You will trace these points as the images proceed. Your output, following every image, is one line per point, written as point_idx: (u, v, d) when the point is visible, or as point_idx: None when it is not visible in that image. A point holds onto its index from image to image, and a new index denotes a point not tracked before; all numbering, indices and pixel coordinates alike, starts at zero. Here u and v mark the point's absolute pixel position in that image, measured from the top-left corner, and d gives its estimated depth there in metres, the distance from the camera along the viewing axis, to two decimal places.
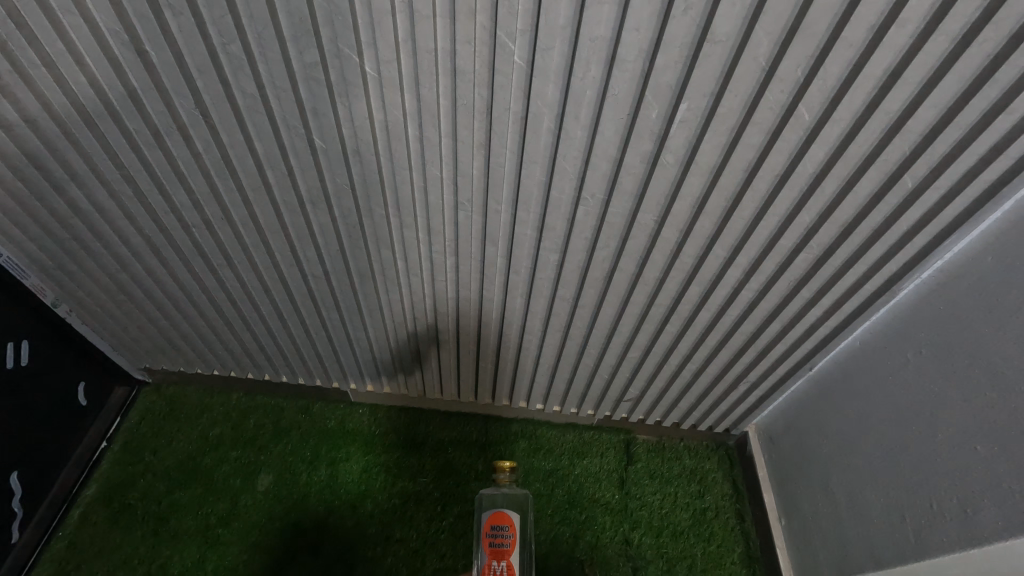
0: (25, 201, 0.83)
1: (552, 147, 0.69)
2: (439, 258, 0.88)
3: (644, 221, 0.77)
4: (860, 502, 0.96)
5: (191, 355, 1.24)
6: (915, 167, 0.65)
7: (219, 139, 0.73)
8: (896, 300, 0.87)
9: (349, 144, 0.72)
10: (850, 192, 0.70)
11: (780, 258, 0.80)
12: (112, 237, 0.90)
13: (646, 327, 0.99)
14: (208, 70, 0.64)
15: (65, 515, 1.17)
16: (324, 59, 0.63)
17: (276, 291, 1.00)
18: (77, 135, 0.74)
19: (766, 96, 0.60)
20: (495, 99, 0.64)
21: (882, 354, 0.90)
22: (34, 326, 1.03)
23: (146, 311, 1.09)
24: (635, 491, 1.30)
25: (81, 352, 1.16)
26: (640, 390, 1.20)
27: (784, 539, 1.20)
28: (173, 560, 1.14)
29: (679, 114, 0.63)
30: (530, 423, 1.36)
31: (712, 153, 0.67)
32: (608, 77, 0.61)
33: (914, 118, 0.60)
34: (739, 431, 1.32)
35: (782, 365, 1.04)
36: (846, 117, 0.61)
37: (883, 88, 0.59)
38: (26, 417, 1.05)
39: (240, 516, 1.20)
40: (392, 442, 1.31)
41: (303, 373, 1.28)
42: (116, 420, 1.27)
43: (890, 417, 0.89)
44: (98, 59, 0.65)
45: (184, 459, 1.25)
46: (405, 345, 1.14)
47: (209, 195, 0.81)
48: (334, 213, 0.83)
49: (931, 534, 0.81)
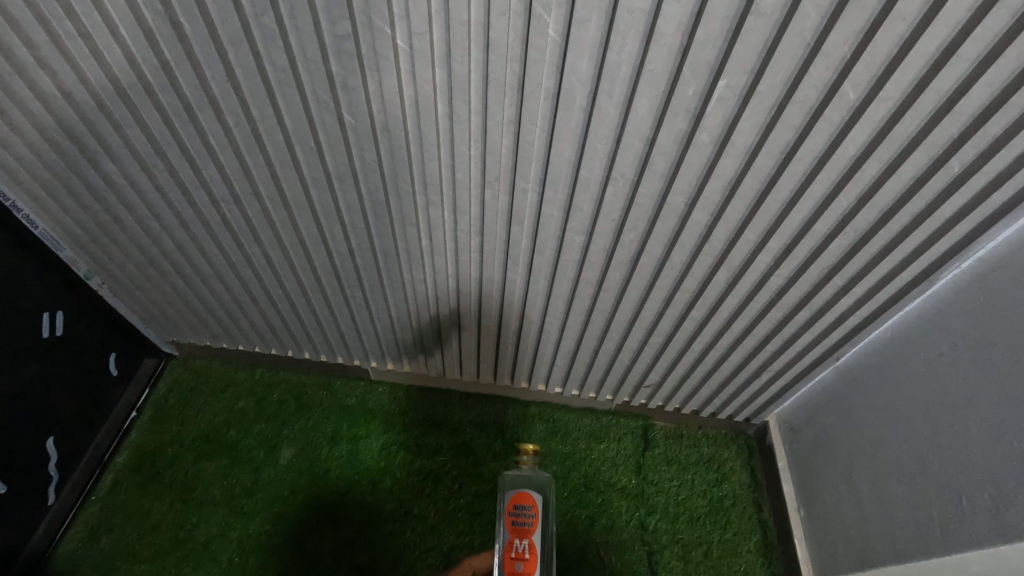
0: (61, 174, 0.85)
1: (583, 126, 0.68)
2: (463, 237, 0.88)
3: (673, 204, 0.76)
4: (885, 493, 0.95)
5: (217, 329, 1.26)
6: (965, 149, 0.63)
7: (249, 113, 0.73)
8: (932, 290, 0.84)
9: (378, 120, 0.71)
10: (892, 175, 0.67)
11: (812, 244, 0.79)
12: (143, 210, 0.92)
13: (671, 312, 0.98)
14: (241, 41, 0.64)
15: (98, 480, 1.21)
16: (356, 31, 0.62)
17: (300, 266, 1.01)
18: (110, 107, 0.74)
19: (809, 74, 0.58)
20: (527, 74, 0.63)
21: (915, 345, 0.88)
22: (67, 297, 1.06)
23: (174, 285, 1.11)
24: (652, 477, 1.30)
25: (111, 324, 1.19)
26: (660, 375, 1.18)
27: (803, 530, 1.19)
28: (200, 527, 1.18)
29: (717, 91, 0.61)
30: (548, 406, 1.36)
31: (749, 132, 0.65)
32: (645, 52, 0.59)
33: (966, 98, 0.58)
34: (760, 420, 1.30)
35: (809, 356, 1.02)
36: (894, 95, 0.59)
37: (935, 66, 0.57)
38: (60, 384, 1.08)
39: (263, 487, 1.23)
40: (412, 421, 1.33)
41: (326, 350, 1.30)
42: (145, 392, 1.31)
43: (921, 410, 0.87)
44: (132, 31, 0.65)
45: (210, 431, 1.28)
46: (426, 325, 1.14)
47: (238, 170, 0.81)
48: (361, 190, 0.83)
49: (960, 528, 0.80)
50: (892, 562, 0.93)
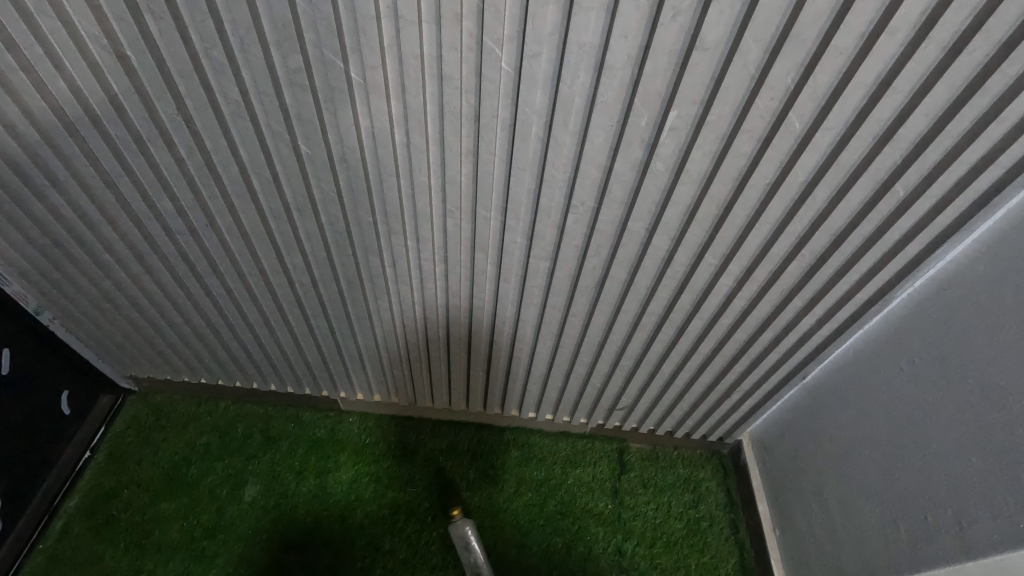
0: (6, 208, 0.82)
1: (541, 155, 0.68)
2: (428, 265, 0.87)
3: (634, 229, 0.76)
4: (855, 511, 0.95)
5: (177, 363, 1.22)
6: (908, 175, 0.65)
7: (202, 145, 0.72)
8: (889, 309, 0.86)
9: (335, 151, 0.71)
10: (842, 200, 0.69)
11: (771, 267, 0.80)
12: (94, 242, 0.89)
13: (639, 335, 0.98)
14: (190, 75, 0.63)
15: (47, 527, 1.15)
16: (309, 64, 0.62)
17: (262, 297, 0.98)
18: (56, 140, 0.72)
19: (756, 105, 0.60)
20: (483, 106, 0.63)
21: (876, 363, 0.90)
22: (15, 334, 1.02)
23: (130, 318, 1.07)
24: (628, 501, 1.29)
25: (64, 360, 1.14)
26: (632, 398, 1.18)
27: (779, 550, 1.19)
28: (157, 573, 1.12)
29: (669, 121, 0.62)
30: (523, 432, 1.35)
31: (702, 160, 0.66)
32: (597, 84, 0.60)
33: (904, 127, 0.60)
34: (733, 440, 1.30)
35: (776, 375, 1.03)
36: (837, 125, 0.61)
37: (873, 96, 0.59)
38: (6, 426, 1.03)
39: (225, 528, 1.18)
40: (383, 451, 1.29)
41: (292, 382, 1.26)
42: (100, 430, 1.25)
43: (884, 427, 0.88)
44: (78, 64, 0.64)
45: (170, 470, 1.23)
46: (394, 353, 1.12)
47: (194, 201, 0.80)
48: (321, 220, 0.81)
49: (927, 546, 0.80)
50: None
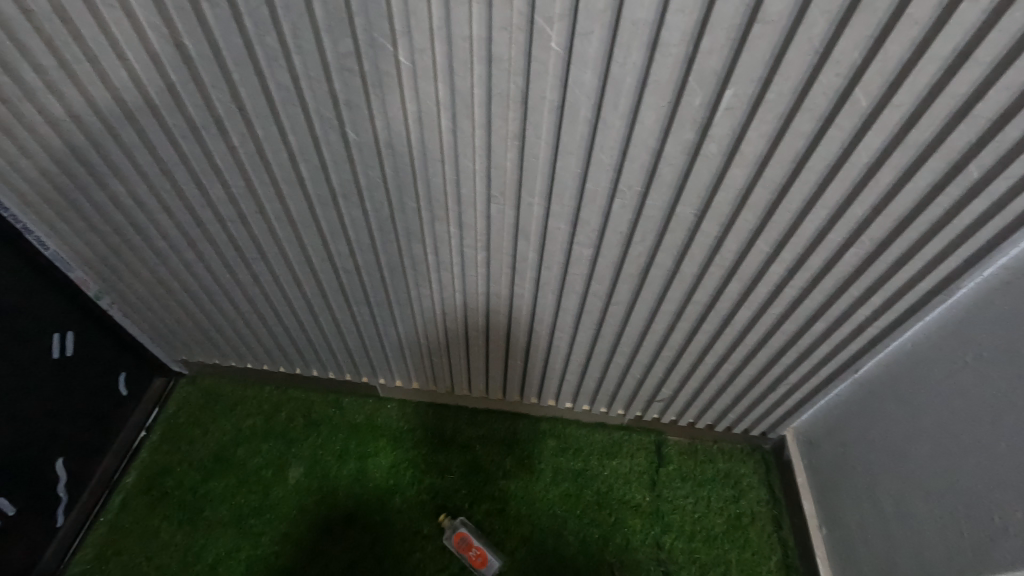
0: (71, 197, 0.86)
1: (588, 138, 0.67)
2: (470, 252, 0.87)
3: (682, 215, 0.74)
4: (911, 511, 0.91)
5: (225, 348, 1.26)
6: (983, 155, 0.61)
7: (253, 132, 0.73)
8: (953, 300, 0.81)
9: (382, 136, 0.71)
10: (908, 182, 0.65)
11: (827, 253, 0.76)
12: (151, 229, 0.92)
13: (682, 325, 0.96)
14: (244, 62, 0.65)
15: (107, 500, 1.21)
16: (358, 48, 0.62)
17: (307, 283, 1.00)
18: (118, 129, 0.75)
19: (819, 81, 0.57)
20: (531, 87, 0.63)
21: (938, 356, 0.85)
22: (78, 317, 1.07)
23: (183, 304, 1.11)
24: (666, 494, 1.27)
25: (121, 343, 1.19)
26: (672, 389, 1.16)
27: (825, 549, 1.15)
28: (208, 548, 1.17)
29: (724, 101, 0.60)
30: (559, 422, 1.34)
31: (758, 141, 0.64)
32: (650, 63, 0.59)
33: (983, 102, 0.56)
34: (777, 435, 1.26)
35: (826, 368, 0.99)
36: (907, 101, 0.57)
37: (949, 70, 0.55)
38: (70, 404, 1.09)
39: (271, 507, 1.22)
40: (421, 438, 1.31)
41: (333, 368, 1.29)
42: (155, 410, 1.31)
43: (947, 423, 0.84)
44: (139, 54, 0.66)
45: (219, 450, 1.28)
46: (434, 341, 1.13)
47: (244, 188, 0.82)
48: (366, 207, 0.82)
49: (992, 549, 0.76)
50: None
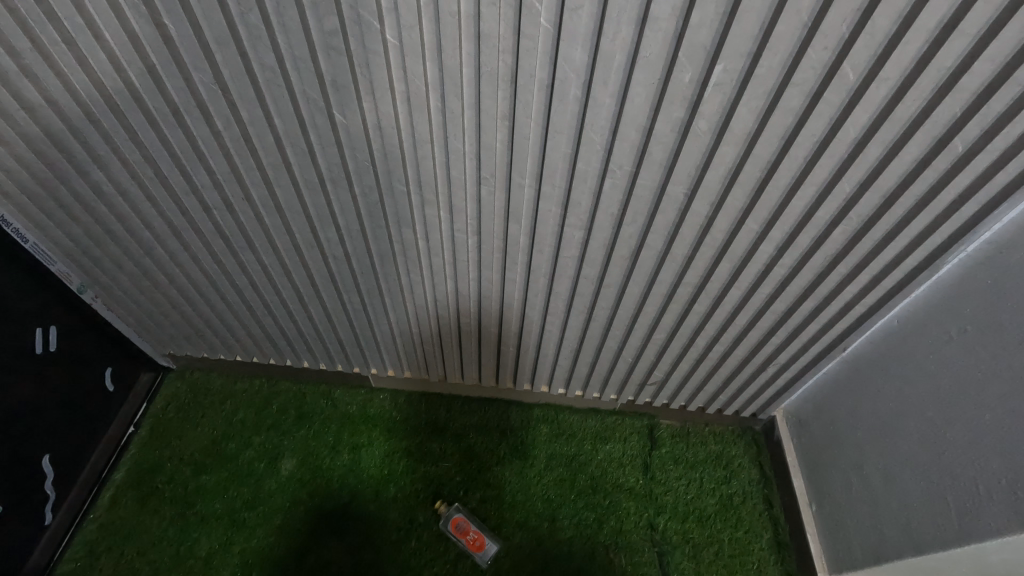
0: (50, 186, 0.84)
1: (578, 117, 0.67)
2: (460, 237, 0.87)
3: (673, 194, 0.74)
4: (898, 485, 0.93)
5: (214, 341, 1.24)
6: (968, 128, 0.61)
7: (238, 116, 0.72)
8: (938, 276, 0.83)
9: (370, 118, 0.70)
10: (895, 157, 0.66)
11: (816, 232, 0.77)
12: (134, 219, 0.90)
13: (673, 307, 0.96)
14: (228, 42, 0.63)
15: (97, 497, 1.19)
16: (344, 26, 0.61)
17: (296, 272, 0.99)
18: (97, 115, 0.73)
19: (807, 54, 0.57)
20: (520, 65, 0.62)
21: (924, 331, 0.86)
22: (61, 312, 1.04)
23: (169, 296, 1.09)
24: (659, 477, 1.28)
25: (106, 338, 1.17)
26: (664, 372, 1.17)
27: (815, 525, 1.17)
28: (201, 543, 1.16)
29: (714, 76, 0.60)
30: (552, 408, 1.34)
31: (748, 118, 0.64)
32: (640, 38, 0.58)
33: (968, 75, 0.57)
34: (767, 416, 1.28)
35: (816, 347, 1.00)
36: (894, 75, 0.58)
37: (935, 42, 0.56)
38: (55, 401, 1.07)
39: (264, 500, 1.21)
40: (414, 427, 1.31)
41: (324, 359, 1.27)
42: (142, 406, 1.28)
43: (933, 397, 0.85)
44: (117, 34, 0.64)
45: (209, 444, 1.26)
46: (425, 328, 1.12)
47: (230, 175, 0.80)
48: (355, 192, 0.81)
49: (977, 517, 0.78)
50: (909, 555, 0.91)
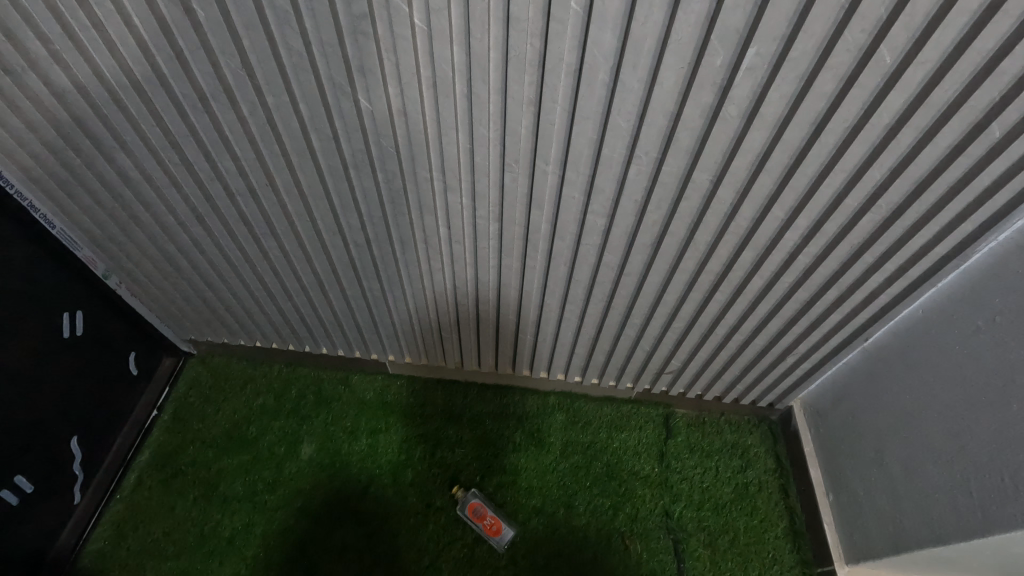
0: (78, 172, 0.85)
1: (606, 102, 0.66)
2: (482, 223, 0.87)
3: (699, 180, 0.74)
4: (919, 475, 0.93)
5: (234, 327, 1.26)
6: (1007, 112, 0.60)
7: (264, 101, 0.72)
8: (968, 265, 0.81)
9: (396, 104, 0.70)
10: (930, 142, 0.65)
11: (844, 218, 0.76)
12: (159, 205, 0.91)
13: (694, 295, 0.96)
14: (255, 26, 0.63)
15: (124, 478, 1.22)
16: (373, 10, 0.61)
17: (317, 258, 1.00)
18: (125, 101, 0.74)
19: (844, 38, 0.56)
20: (548, 49, 0.61)
21: (950, 322, 0.85)
22: (87, 297, 1.06)
23: (190, 282, 1.11)
24: (675, 465, 1.28)
25: (130, 323, 1.18)
26: (682, 360, 1.16)
27: (832, 515, 1.17)
28: (224, 523, 1.19)
29: (746, 60, 0.59)
30: (567, 396, 1.35)
31: (779, 104, 0.63)
32: (671, 21, 0.57)
33: (1009, 57, 0.55)
34: (784, 406, 1.27)
35: (838, 337, 0.99)
36: (933, 58, 0.57)
37: (978, 23, 0.54)
38: (81, 384, 1.09)
39: (285, 483, 1.23)
40: (431, 413, 1.32)
41: (342, 345, 1.29)
42: (165, 390, 1.31)
43: (958, 387, 0.85)
44: (146, 20, 0.64)
45: (231, 428, 1.28)
46: (443, 315, 1.12)
47: (255, 161, 0.81)
48: (378, 178, 0.81)
49: (1002, 508, 0.78)
50: (930, 545, 0.91)
